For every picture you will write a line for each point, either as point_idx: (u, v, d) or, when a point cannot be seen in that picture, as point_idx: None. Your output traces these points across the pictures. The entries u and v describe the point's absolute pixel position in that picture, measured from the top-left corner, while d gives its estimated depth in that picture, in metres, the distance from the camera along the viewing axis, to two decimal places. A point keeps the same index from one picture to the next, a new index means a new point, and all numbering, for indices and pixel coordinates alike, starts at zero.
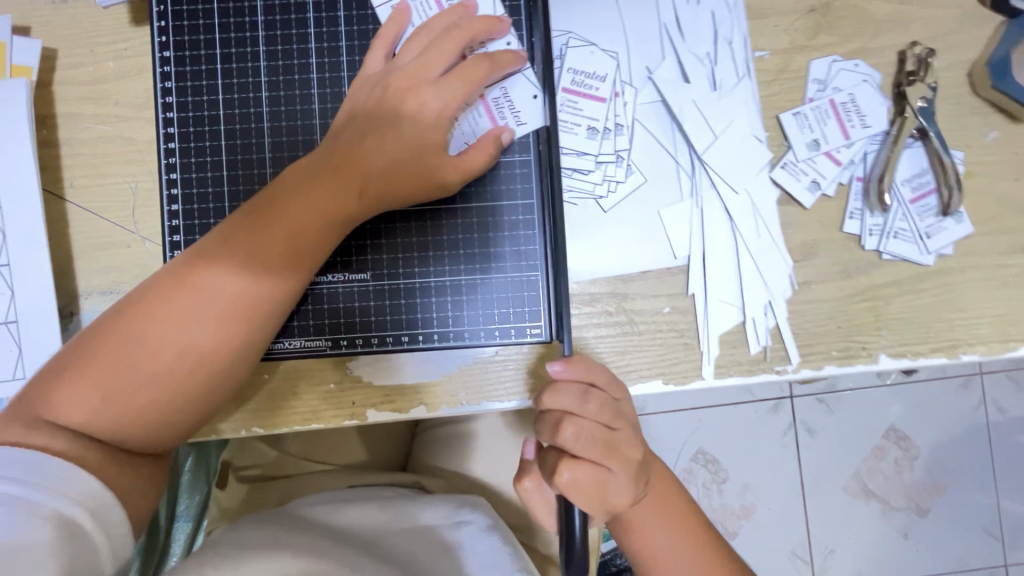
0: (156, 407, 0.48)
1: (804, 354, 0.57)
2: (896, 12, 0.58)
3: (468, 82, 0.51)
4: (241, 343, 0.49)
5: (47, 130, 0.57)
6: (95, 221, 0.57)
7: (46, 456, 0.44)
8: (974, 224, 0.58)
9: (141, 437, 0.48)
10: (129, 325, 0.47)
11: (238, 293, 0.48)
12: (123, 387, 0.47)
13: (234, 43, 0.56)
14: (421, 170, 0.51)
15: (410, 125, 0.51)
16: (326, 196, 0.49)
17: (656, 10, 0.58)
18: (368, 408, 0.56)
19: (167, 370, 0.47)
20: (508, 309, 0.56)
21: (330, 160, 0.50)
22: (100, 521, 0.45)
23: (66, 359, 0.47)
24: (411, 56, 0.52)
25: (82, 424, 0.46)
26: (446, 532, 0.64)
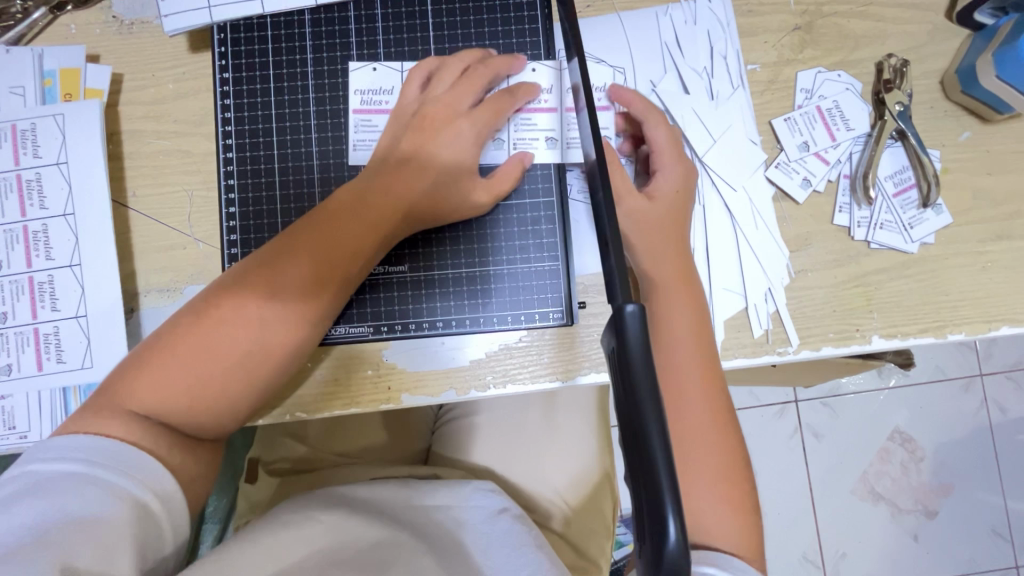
0: (222, 401, 0.52)
1: (803, 337, 0.62)
2: (872, 29, 0.65)
3: (495, 118, 0.58)
4: (300, 344, 0.54)
5: (113, 145, 0.63)
6: (155, 226, 0.63)
7: (119, 441, 0.49)
8: (953, 216, 0.63)
9: (204, 427, 0.52)
10: (200, 327, 0.51)
11: (301, 299, 0.53)
12: (195, 384, 0.50)
13: (284, 65, 0.63)
14: (457, 193, 0.57)
15: (447, 151, 0.57)
16: (375, 215, 0.55)
17: (658, 30, 0.65)
18: (403, 391, 0.61)
19: (234, 369, 0.51)
20: (533, 296, 0.61)
21: (382, 183, 0.56)
22: (164, 505, 0.49)
23: (138, 355, 0.52)
24: (442, 89, 0.58)
25: (155, 414, 0.50)
26: (461, 511, 0.69)
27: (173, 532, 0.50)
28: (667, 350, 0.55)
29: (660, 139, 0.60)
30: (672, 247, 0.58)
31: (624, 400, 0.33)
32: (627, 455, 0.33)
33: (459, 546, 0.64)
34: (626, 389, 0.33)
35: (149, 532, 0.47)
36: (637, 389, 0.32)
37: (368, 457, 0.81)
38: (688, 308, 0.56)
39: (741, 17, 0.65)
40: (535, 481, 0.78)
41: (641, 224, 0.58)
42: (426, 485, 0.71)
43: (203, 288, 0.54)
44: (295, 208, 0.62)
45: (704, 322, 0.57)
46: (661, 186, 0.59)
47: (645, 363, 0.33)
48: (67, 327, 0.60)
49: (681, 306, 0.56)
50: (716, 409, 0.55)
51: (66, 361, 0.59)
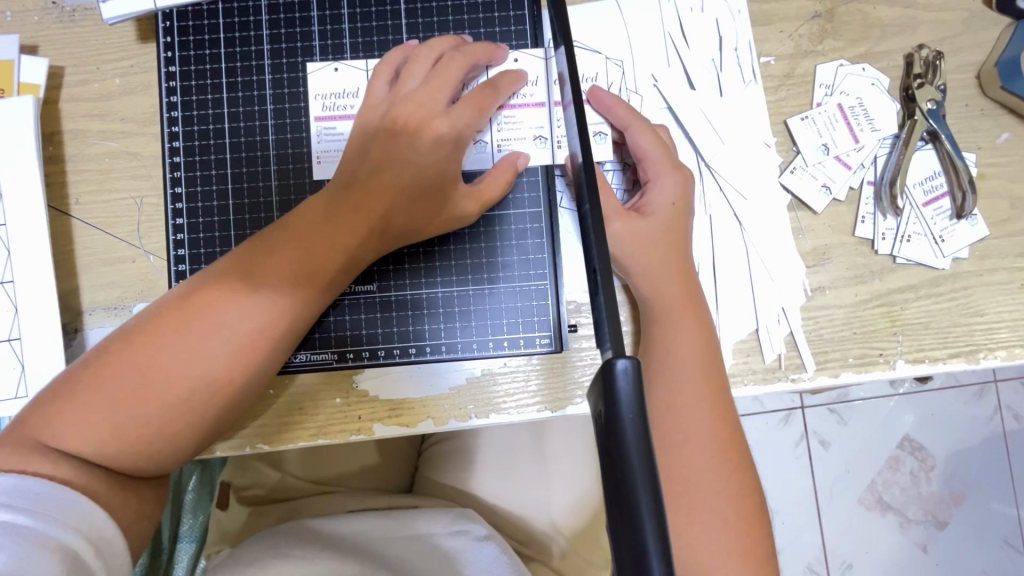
0: (166, 437, 0.46)
1: (820, 362, 0.56)
2: (901, 16, 0.58)
3: (476, 115, 0.51)
4: (256, 373, 0.47)
5: (53, 146, 0.57)
6: (100, 237, 0.56)
7: (38, 478, 0.42)
8: (989, 227, 0.57)
9: (147, 465, 0.46)
10: (140, 354, 0.45)
11: (254, 324, 0.46)
12: (133, 419, 0.44)
13: (238, 58, 0.57)
14: (436, 202, 0.50)
15: (424, 158, 0.49)
16: (341, 231, 0.48)
17: (660, 18, 0.58)
18: (375, 421, 0.54)
19: (180, 401, 0.45)
20: (517, 319, 0.55)
21: (351, 197, 0.48)
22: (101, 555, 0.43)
23: (67, 384, 0.45)
24: (414, 84, 0.51)
25: (87, 454, 0.44)
26: (445, 541, 0.63)
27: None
28: (670, 381, 0.49)
29: (650, 148, 0.53)
30: (678, 263, 0.52)
31: (608, 462, 0.26)
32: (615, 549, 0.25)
33: None
34: (612, 465, 0.26)
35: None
36: (629, 462, 0.25)
37: (347, 482, 0.75)
38: (697, 333, 0.51)
39: (754, 3, 0.58)
40: (527, 509, 0.72)
41: (638, 240, 0.51)
42: (409, 512, 0.66)
43: (148, 308, 0.48)
44: (251, 220, 0.55)
45: (711, 360, 0.50)
46: (655, 202, 0.52)
47: (639, 434, 0.25)
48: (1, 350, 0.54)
49: (688, 330, 0.50)
50: (727, 439, 0.49)
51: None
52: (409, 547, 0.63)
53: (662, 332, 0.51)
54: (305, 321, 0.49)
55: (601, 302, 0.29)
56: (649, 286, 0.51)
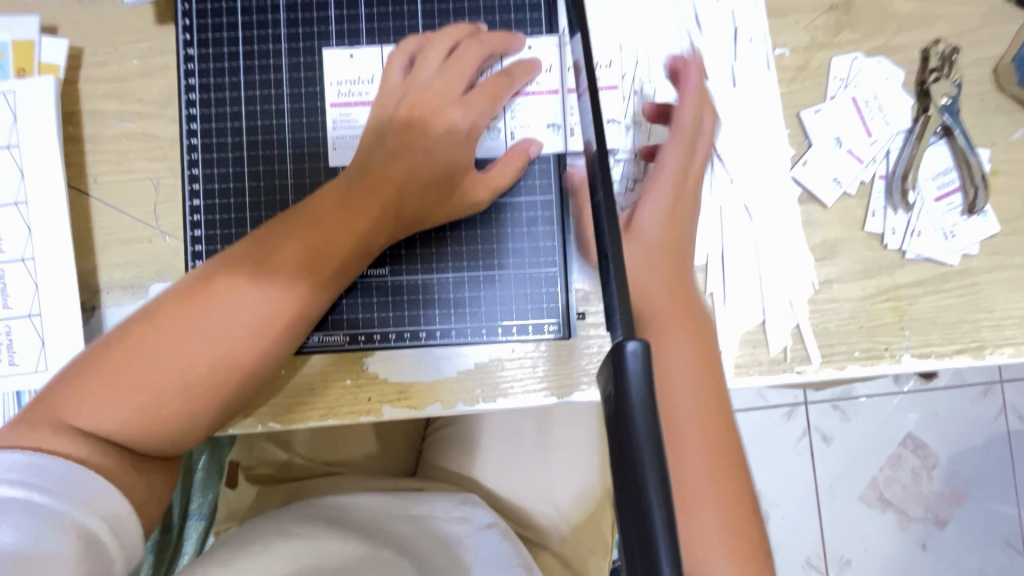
0: (186, 416, 0.47)
1: (825, 355, 0.56)
2: (920, 10, 0.58)
3: (490, 103, 0.52)
4: (272, 354, 0.48)
5: (72, 127, 0.58)
6: (117, 217, 0.57)
7: (59, 458, 0.44)
8: (1000, 224, 0.57)
9: (165, 443, 0.47)
10: (160, 334, 0.46)
11: (272, 306, 0.47)
12: (153, 398, 0.46)
13: (255, 41, 0.57)
14: (452, 190, 0.51)
15: (439, 146, 0.50)
16: (357, 216, 0.48)
17: (676, 8, 0.58)
18: (384, 404, 0.55)
19: (199, 381, 0.46)
20: (527, 306, 0.55)
21: (365, 183, 0.49)
22: (116, 534, 0.45)
23: (90, 362, 0.47)
24: (430, 71, 0.52)
25: (108, 430, 0.45)
26: (448, 524, 0.64)
27: (124, 561, 0.45)
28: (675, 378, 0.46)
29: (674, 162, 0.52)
30: (675, 276, 0.49)
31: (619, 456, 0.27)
32: (620, 524, 0.26)
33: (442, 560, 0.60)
34: (620, 452, 0.26)
35: (98, 564, 0.43)
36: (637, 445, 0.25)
37: (351, 465, 0.76)
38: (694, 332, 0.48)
39: None
40: (532, 496, 0.73)
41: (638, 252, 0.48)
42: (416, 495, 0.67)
43: (167, 288, 0.49)
44: (266, 203, 0.56)
45: (707, 359, 0.48)
46: (644, 223, 0.50)
47: (647, 415, 0.26)
48: (21, 326, 0.55)
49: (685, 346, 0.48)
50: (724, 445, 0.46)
51: (20, 363, 0.55)
52: (411, 526, 0.64)
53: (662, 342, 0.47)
54: (320, 304, 0.49)
55: (612, 287, 0.30)
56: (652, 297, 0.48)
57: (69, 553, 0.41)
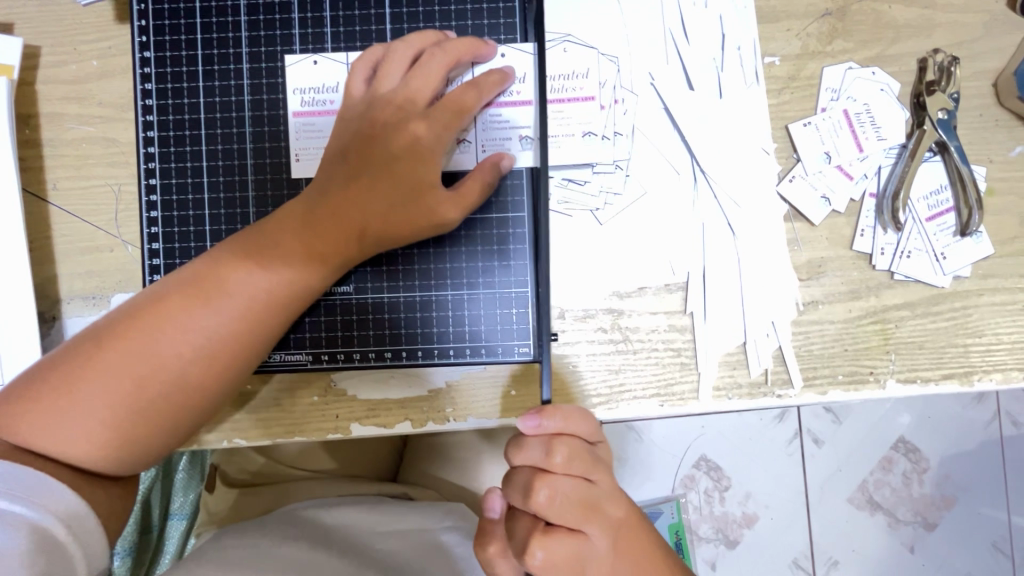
0: (140, 439, 0.46)
1: (807, 378, 0.54)
2: (918, 17, 0.55)
3: (456, 117, 0.49)
4: (230, 377, 0.47)
5: (30, 130, 0.56)
6: (77, 225, 0.55)
7: (10, 463, 0.43)
8: (995, 246, 0.54)
9: (118, 466, 0.46)
10: (113, 357, 0.45)
11: (229, 330, 0.46)
12: (106, 421, 0.45)
13: (216, 44, 0.54)
14: (415, 212, 0.48)
15: (402, 165, 0.48)
16: (317, 238, 0.47)
17: (661, 13, 0.55)
18: (353, 421, 0.54)
19: (154, 404, 0.46)
20: (496, 326, 0.54)
21: (327, 203, 0.48)
22: (73, 530, 0.44)
23: (40, 381, 0.45)
24: (394, 83, 0.50)
25: (59, 452, 0.44)
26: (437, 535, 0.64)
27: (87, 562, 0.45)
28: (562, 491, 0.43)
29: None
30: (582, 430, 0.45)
31: None
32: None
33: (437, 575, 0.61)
34: None
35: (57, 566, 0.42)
36: None
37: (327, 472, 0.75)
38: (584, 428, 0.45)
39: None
40: None
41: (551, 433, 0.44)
42: (401, 506, 0.67)
43: (123, 305, 0.48)
44: (226, 215, 0.54)
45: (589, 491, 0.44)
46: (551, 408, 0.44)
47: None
48: None
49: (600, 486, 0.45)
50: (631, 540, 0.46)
51: None
52: (400, 541, 0.63)
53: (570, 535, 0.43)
54: (281, 326, 0.48)
55: None
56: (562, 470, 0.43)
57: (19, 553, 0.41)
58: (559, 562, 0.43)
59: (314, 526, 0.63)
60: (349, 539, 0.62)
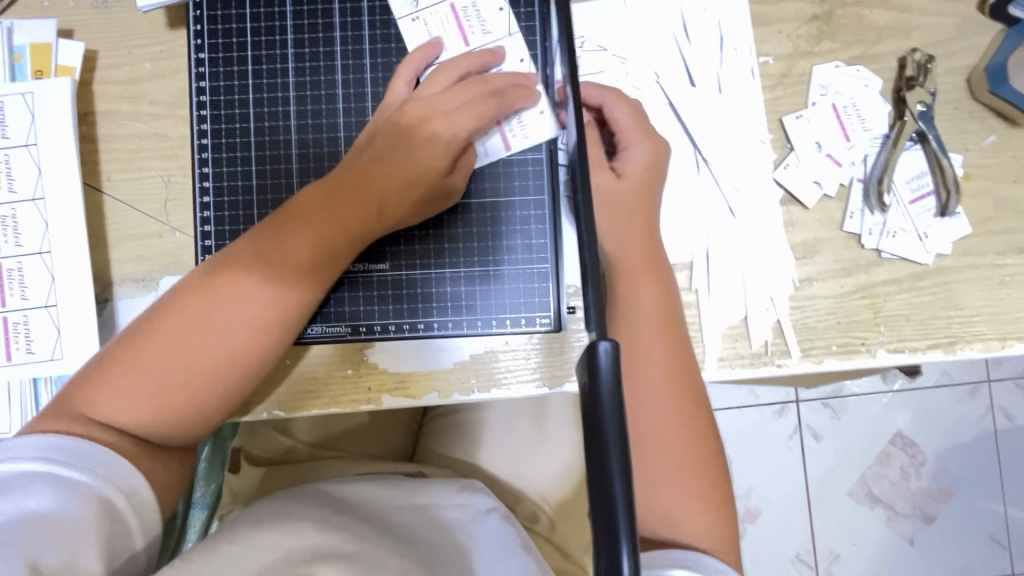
0: (195, 406, 0.51)
1: (804, 348, 0.59)
2: (897, 20, 0.61)
3: (477, 122, 0.54)
4: (273, 345, 0.52)
5: (87, 126, 0.60)
6: (129, 213, 0.60)
7: (83, 439, 0.47)
8: (972, 226, 0.59)
9: (177, 433, 0.51)
10: (167, 332, 0.50)
11: (270, 300, 0.51)
12: (163, 390, 0.49)
13: (263, 45, 0.60)
14: (438, 190, 0.54)
15: (420, 150, 0.53)
16: (346, 214, 0.52)
17: (666, 18, 0.61)
18: (383, 393, 0.58)
19: (205, 374, 0.50)
20: (519, 300, 0.58)
21: (349, 182, 0.52)
22: (132, 500, 0.48)
23: (103, 361, 0.50)
24: (434, 90, 0.55)
25: (125, 421, 0.49)
26: (448, 511, 0.66)
27: (142, 529, 0.49)
28: (631, 334, 0.54)
29: (624, 117, 0.57)
30: (642, 223, 0.56)
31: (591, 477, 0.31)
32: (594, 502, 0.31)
33: (448, 547, 0.61)
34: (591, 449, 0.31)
35: (116, 532, 0.47)
36: (604, 443, 0.30)
37: (350, 451, 0.79)
38: (651, 294, 0.55)
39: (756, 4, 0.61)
40: (525, 482, 0.76)
41: (606, 200, 0.55)
42: (416, 484, 0.69)
43: (173, 288, 0.53)
44: (272, 200, 0.59)
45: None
46: (630, 164, 0.56)
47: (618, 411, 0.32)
48: (37, 316, 0.58)
49: (646, 287, 0.55)
50: (679, 367, 0.54)
51: (36, 352, 0.58)
52: (413, 514, 0.65)
53: (622, 292, 0.55)
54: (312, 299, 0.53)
55: (591, 305, 0.34)
56: (615, 250, 0.55)
57: (86, 520, 0.45)
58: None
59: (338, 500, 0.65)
60: (371, 510, 0.64)
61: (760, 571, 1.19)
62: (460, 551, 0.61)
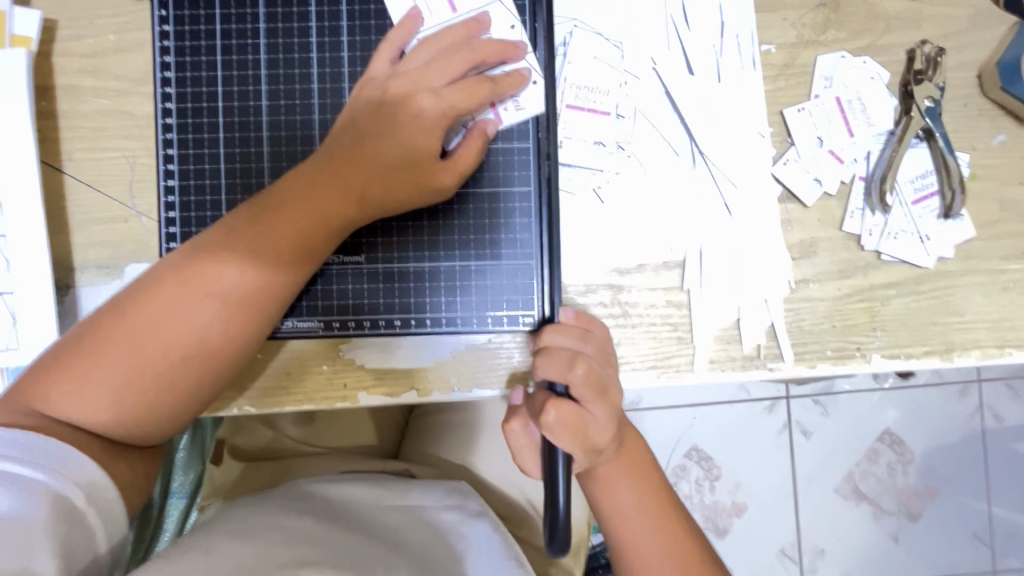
0: (164, 403, 0.48)
1: (798, 353, 0.57)
2: (908, 9, 0.57)
3: (468, 99, 0.50)
4: (247, 341, 0.49)
5: (46, 101, 0.57)
6: (91, 195, 0.56)
7: (41, 435, 0.45)
8: (976, 229, 0.57)
9: (144, 431, 0.49)
10: (133, 325, 0.47)
11: (244, 295, 0.48)
12: (130, 388, 0.47)
13: (234, 20, 0.56)
14: (423, 175, 0.50)
15: (406, 131, 0.50)
16: (323, 202, 0.49)
17: (663, 1, 0.57)
18: (360, 390, 0.56)
19: (174, 371, 0.47)
20: (502, 297, 0.56)
21: (330, 166, 0.49)
22: (94, 500, 0.45)
23: (65, 354, 0.47)
24: (416, 64, 0.52)
25: (87, 420, 0.46)
26: (437, 514, 0.64)
27: (104, 530, 0.46)
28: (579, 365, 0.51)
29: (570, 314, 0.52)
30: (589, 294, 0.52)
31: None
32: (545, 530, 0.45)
33: (433, 549, 0.59)
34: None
35: (75, 535, 0.43)
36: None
37: (330, 448, 0.77)
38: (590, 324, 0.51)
39: None
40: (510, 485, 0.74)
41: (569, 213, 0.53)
42: (404, 485, 0.68)
43: (142, 275, 0.49)
44: (242, 185, 0.56)
45: (601, 374, 0.48)
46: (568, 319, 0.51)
47: (567, 482, 0.46)
48: None
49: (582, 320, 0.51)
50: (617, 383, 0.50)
51: None
52: (402, 516, 0.64)
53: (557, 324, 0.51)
54: (290, 290, 0.50)
55: None
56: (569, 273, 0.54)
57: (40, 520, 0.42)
58: (570, 421, 0.46)
59: (318, 497, 0.63)
60: (354, 511, 0.63)
61: (744, 566, 1.19)
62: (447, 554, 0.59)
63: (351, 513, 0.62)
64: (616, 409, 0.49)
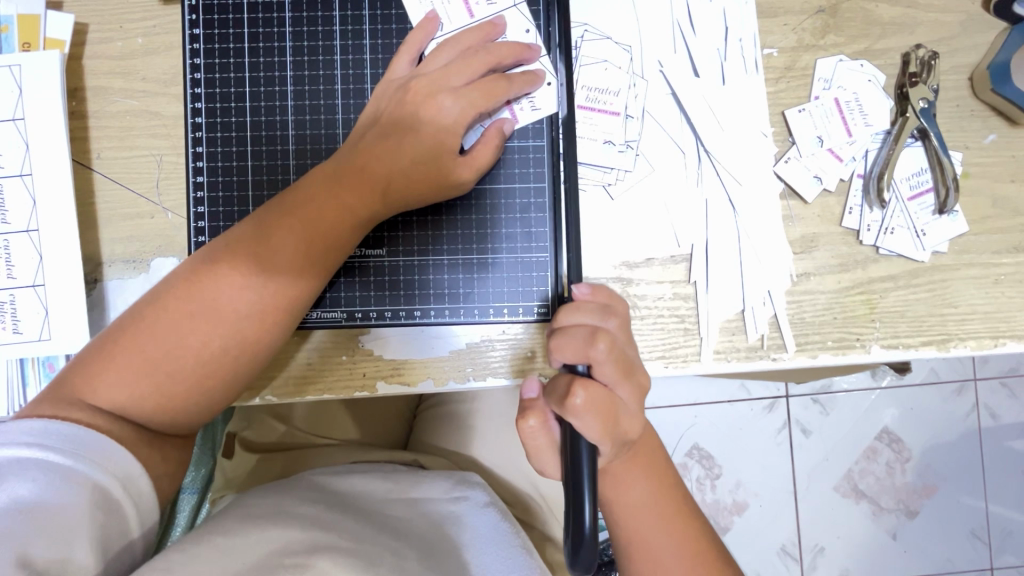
0: (200, 392, 0.50)
1: (800, 343, 0.59)
2: (902, 16, 0.60)
3: (485, 99, 0.53)
4: (278, 331, 0.51)
5: (77, 102, 0.59)
6: (120, 192, 0.58)
7: (82, 426, 0.46)
8: (969, 224, 0.60)
9: (182, 420, 0.50)
10: (171, 318, 0.49)
11: (276, 287, 0.50)
12: (169, 378, 0.49)
13: (261, 23, 0.58)
14: (444, 169, 0.53)
15: (427, 129, 0.52)
16: (351, 197, 0.51)
17: (670, 7, 0.60)
18: (378, 379, 0.57)
19: (210, 361, 0.49)
20: (517, 288, 0.58)
21: (355, 163, 0.52)
22: (128, 489, 0.47)
23: (104, 348, 0.49)
24: (437, 65, 0.54)
25: (129, 410, 0.48)
26: (443, 505, 0.66)
27: (137, 516, 0.47)
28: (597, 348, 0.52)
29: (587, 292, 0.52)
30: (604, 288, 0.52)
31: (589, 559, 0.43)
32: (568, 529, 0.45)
33: (440, 539, 0.61)
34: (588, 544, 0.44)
35: (111, 522, 0.45)
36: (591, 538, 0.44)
37: (343, 439, 0.78)
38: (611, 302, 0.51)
39: None
40: (518, 475, 0.76)
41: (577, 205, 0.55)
42: (411, 477, 0.69)
43: (175, 270, 0.51)
44: (268, 181, 0.58)
45: (624, 351, 0.49)
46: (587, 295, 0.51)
47: (590, 475, 0.46)
48: (26, 295, 0.57)
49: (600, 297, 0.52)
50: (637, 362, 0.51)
51: (25, 332, 0.57)
52: (410, 508, 0.65)
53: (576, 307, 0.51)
54: (319, 281, 0.52)
55: None
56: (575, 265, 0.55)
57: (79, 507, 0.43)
58: (598, 402, 0.46)
59: (332, 487, 0.65)
60: (363, 502, 0.64)
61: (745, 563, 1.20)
62: (453, 544, 0.60)
63: (363, 503, 0.63)
64: (641, 391, 0.50)
